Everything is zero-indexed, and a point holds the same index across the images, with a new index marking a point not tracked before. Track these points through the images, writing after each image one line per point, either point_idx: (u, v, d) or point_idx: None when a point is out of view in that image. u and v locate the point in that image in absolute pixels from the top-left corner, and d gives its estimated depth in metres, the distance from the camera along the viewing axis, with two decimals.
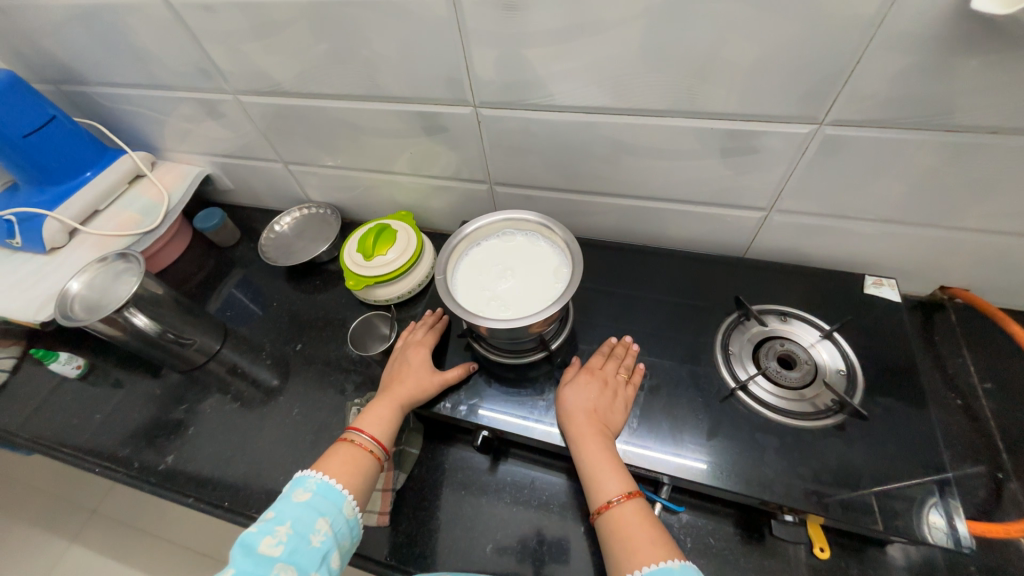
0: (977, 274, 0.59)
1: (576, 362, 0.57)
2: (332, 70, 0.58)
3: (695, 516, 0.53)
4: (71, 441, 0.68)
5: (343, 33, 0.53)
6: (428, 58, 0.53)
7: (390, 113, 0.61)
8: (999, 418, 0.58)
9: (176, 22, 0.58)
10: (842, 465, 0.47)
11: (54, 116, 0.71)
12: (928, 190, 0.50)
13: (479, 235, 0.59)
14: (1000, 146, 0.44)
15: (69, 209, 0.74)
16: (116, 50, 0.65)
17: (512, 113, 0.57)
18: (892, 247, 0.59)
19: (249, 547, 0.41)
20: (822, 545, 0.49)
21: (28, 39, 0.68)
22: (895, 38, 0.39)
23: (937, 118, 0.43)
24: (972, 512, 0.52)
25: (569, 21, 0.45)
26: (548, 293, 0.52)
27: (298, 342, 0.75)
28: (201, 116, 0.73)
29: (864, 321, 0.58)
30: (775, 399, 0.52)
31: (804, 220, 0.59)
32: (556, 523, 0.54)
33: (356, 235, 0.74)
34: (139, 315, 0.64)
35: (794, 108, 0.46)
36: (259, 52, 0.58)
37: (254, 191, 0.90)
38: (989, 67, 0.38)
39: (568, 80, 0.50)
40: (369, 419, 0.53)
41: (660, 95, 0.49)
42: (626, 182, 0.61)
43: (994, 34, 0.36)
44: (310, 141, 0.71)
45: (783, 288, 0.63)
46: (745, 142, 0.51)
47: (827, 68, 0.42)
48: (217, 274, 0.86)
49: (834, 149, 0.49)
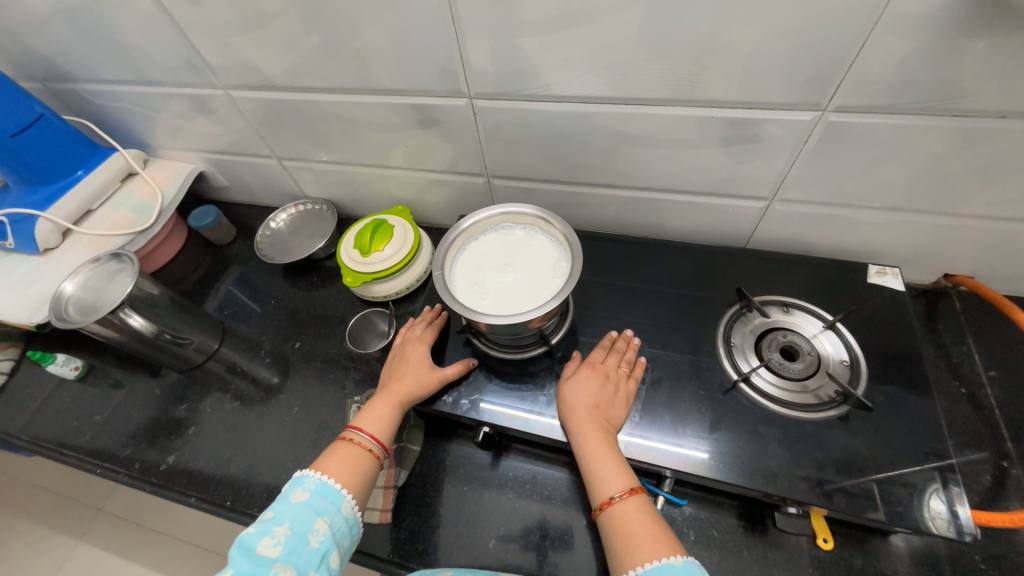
0: (982, 261, 0.59)
1: (577, 356, 0.57)
2: (323, 63, 0.56)
3: (698, 508, 0.53)
4: (72, 443, 0.68)
5: (333, 24, 0.51)
6: (421, 48, 0.51)
7: (384, 106, 0.60)
8: (1003, 406, 0.58)
9: (162, 15, 0.56)
10: (846, 456, 0.47)
11: (42, 114, 0.70)
12: (934, 177, 0.49)
13: (477, 229, 0.58)
14: (1008, 131, 0.43)
15: (61, 209, 0.73)
16: (102, 45, 0.63)
17: (508, 105, 0.55)
18: (896, 234, 0.58)
19: (248, 547, 0.40)
20: (825, 536, 0.48)
21: (12, 35, 0.66)
22: (903, 20, 0.37)
23: (944, 103, 0.42)
24: (975, 500, 0.52)
25: (565, 8, 0.43)
26: (547, 288, 0.51)
27: (297, 340, 0.74)
28: (192, 112, 0.72)
29: (868, 311, 0.57)
30: (778, 391, 0.52)
31: (807, 209, 0.58)
32: (558, 518, 0.54)
33: (353, 231, 0.73)
34: (134, 316, 0.63)
35: (797, 95, 0.45)
36: (248, 45, 0.57)
37: (248, 188, 0.89)
38: (999, 48, 0.37)
39: (565, 69, 0.49)
40: (369, 417, 0.53)
41: (659, 83, 0.48)
42: (625, 173, 0.60)
43: (1004, 14, 0.35)
44: (303, 136, 0.70)
45: (785, 278, 0.62)
46: (747, 130, 0.50)
47: (832, 52, 0.41)
48: (214, 273, 0.86)
49: (838, 135, 0.48)
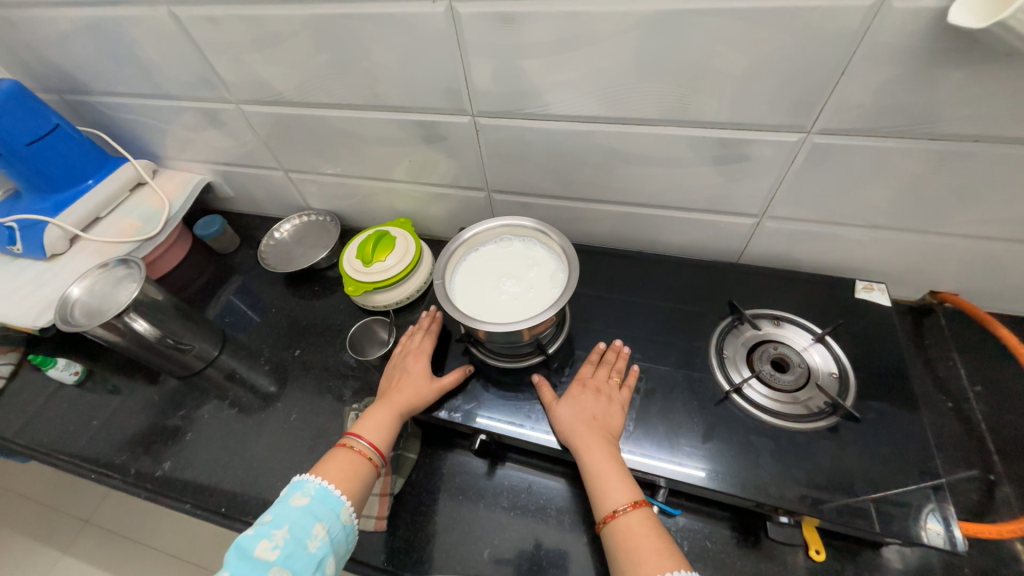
0: (965, 278, 0.61)
1: (540, 381, 0.56)
2: (332, 80, 0.59)
3: (691, 519, 0.53)
4: (67, 448, 0.68)
5: (344, 45, 0.54)
6: (427, 69, 0.54)
7: (389, 121, 0.63)
8: (989, 421, 0.59)
9: (180, 33, 0.59)
10: (836, 467, 0.48)
11: (57, 125, 0.72)
12: (915, 197, 0.51)
13: (478, 240, 0.60)
14: (982, 153, 0.45)
15: (71, 216, 0.75)
16: (120, 60, 0.66)
17: (509, 123, 0.58)
18: (881, 252, 0.60)
19: (246, 551, 0.42)
20: (817, 547, 0.49)
21: (34, 49, 0.69)
22: (878, 51, 0.40)
23: (920, 127, 0.45)
24: (964, 514, 0.53)
25: (563, 33, 0.46)
26: (545, 299, 0.53)
27: (297, 348, 0.75)
28: (203, 125, 0.75)
29: (856, 326, 0.59)
30: (770, 402, 0.53)
31: (796, 226, 0.60)
32: (553, 528, 0.54)
33: (356, 241, 0.75)
34: (138, 320, 0.64)
35: (783, 118, 0.48)
36: (263, 63, 0.59)
37: (254, 199, 0.92)
38: (968, 79, 0.40)
39: (563, 90, 0.52)
40: (369, 426, 0.53)
41: (653, 104, 0.50)
42: (621, 189, 0.62)
43: (972, 48, 0.38)
44: (311, 150, 0.73)
45: (775, 293, 0.64)
46: (737, 150, 0.52)
47: (813, 77, 0.43)
48: (217, 281, 0.87)
49: (823, 157, 0.50)
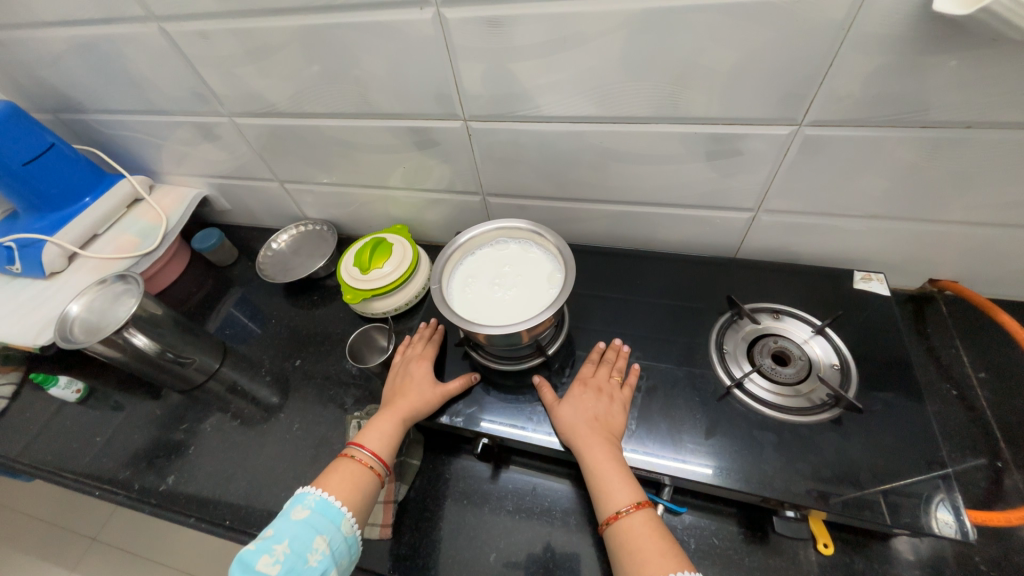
0: (964, 265, 0.60)
1: (542, 382, 0.56)
2: (324, 89, 0.59)
3: (697, 516, 0.53)
4: (70, 467, 0.67)
5: (333, 56, 0.54)
6: (417, 75, 0.54)
7: (382, 129, 0.63)
8: (994, 408, 0.59)
9: (170, 49, 0.59)
10: (841, 460, 0.47)
11: (52, 143, 0.73)
12: (909, 186, 0.51)
13: (473, 244, 0.60)
14: (974, 140, 0.45)
15: (68, 234, 0.75)
16: (112, 77, 0.66)
17: (501, 126, 0.58)
18: (878, 241, 0.60)
19: (248, 565, 0.42)
20: (825, 541, 0.49)
21: (27, 70, 0.69)
22: (867, 40, 0.40)
23: (911, 115, 0.44)
24: (973, 503, 0.52)
25: (550, 35, 0.46)
26: (543, 299, 0.53)
27: (297, 358, 0.75)
28: (197, 138, 0.75)
29: (855, 317, 0.59)
30: (772, 396, 0.53)
31: (791, 219, 0.60)
32: (559, 530, 0.54)
33: (353, 250, 0.75)
34: (138, 335, 0.64)
35: (773, 111, 0.48)
36: (254, 75, 0.60)
37: (251, 211, 0.92)
38: (961, 65, 0.39)
39: (555, 91, 0.52)
40: (370, 434, 0.54)
41: (644, 101, 0.50)
42: (616, 188, 0.62)
43: (960, 35, 0.38)
44: (306, 160, 0.73)
45: (774, 286, 0.64)
46: (730, 145, 0.52)
47: (803, 69, 0.43)
48: (217, 294, 0.87)
49: (815, 148, 0.50)
